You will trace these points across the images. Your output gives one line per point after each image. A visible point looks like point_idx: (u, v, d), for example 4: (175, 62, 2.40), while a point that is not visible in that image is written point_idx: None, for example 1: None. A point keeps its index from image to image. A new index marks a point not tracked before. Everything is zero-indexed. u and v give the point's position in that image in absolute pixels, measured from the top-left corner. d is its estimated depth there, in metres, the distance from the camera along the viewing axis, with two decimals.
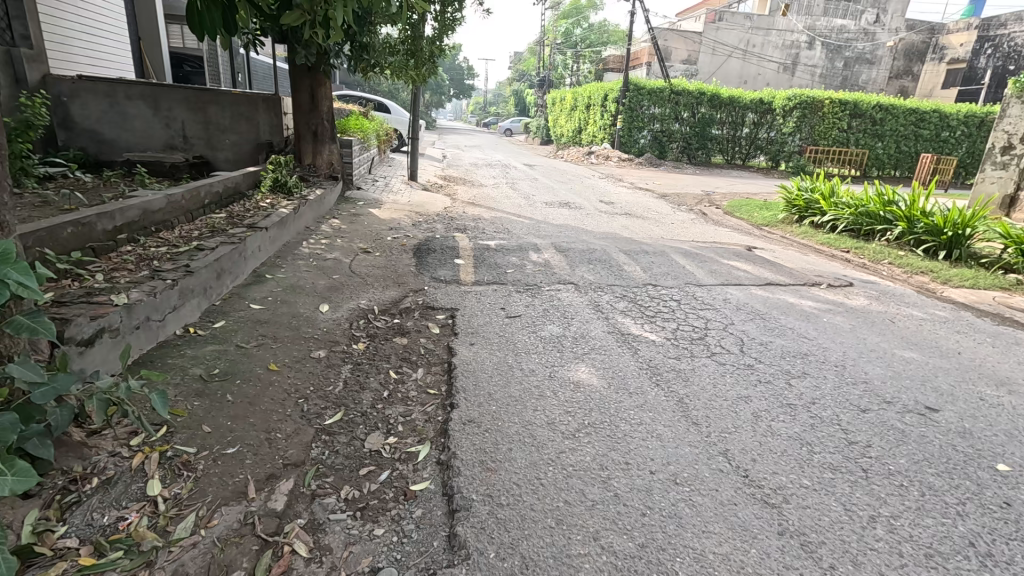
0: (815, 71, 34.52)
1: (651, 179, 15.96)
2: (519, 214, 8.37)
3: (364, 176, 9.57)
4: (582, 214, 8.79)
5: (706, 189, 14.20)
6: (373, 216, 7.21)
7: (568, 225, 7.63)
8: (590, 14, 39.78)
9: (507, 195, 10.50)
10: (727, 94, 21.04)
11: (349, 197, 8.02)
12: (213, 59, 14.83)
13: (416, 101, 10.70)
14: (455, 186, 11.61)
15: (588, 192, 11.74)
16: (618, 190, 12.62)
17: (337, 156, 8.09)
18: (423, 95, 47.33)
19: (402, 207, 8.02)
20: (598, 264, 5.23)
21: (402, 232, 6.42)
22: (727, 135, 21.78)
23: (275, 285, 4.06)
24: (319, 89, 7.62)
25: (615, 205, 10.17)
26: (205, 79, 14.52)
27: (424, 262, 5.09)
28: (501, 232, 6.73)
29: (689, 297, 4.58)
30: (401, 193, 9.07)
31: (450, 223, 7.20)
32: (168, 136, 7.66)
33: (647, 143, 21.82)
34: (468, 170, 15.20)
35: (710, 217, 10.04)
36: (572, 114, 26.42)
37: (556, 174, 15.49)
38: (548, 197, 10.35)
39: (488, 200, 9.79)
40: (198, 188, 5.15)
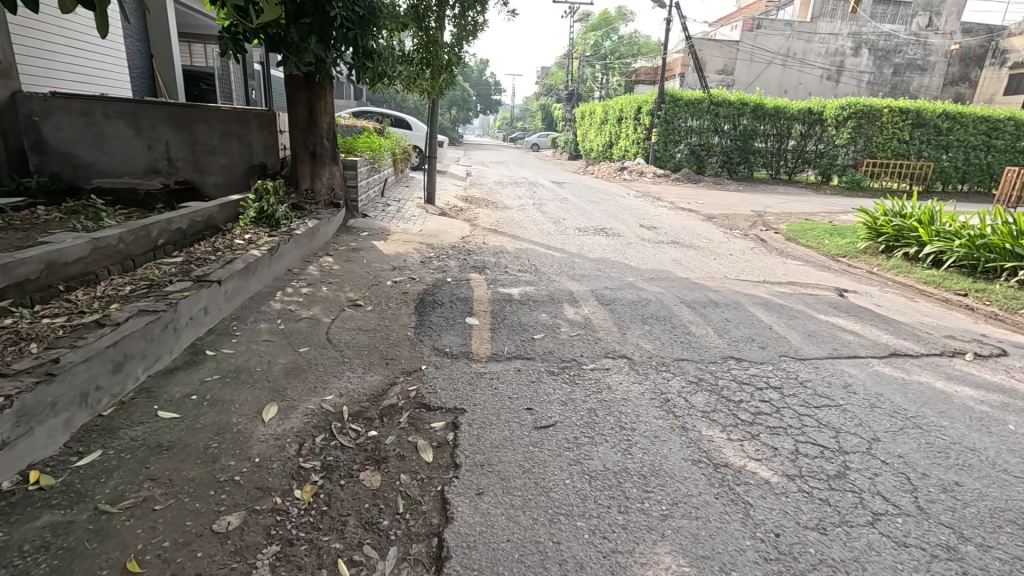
0: (862, 79, 32.54)
1: (692, 197, 14.59)
2: (550, 244, 7.19)
3: (373, 200, 8.51)
4: (622, 244, 7.56)
5: (757, 210, 12.72)
6: (377, 250, 6.10)
7: (608, 260, 6.40)
8: (620, 26, 38.82)
9: (535, 220, 9.33)
10: (772, 104, 19.54)
11: (352, 226, 6.96)
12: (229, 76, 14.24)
13: (435, 114, 9.62)
14: (476, 209, 10.50)
15: (626, 215, 10.46)
16: (659, 212, 11.30)
17: (339, 179, 7.06)
18: (450, 111, 47.11)
19: (412, 237, 6.91)
20: (654, 323, 3.99)
21: (407, 274, 5.27)
22: (771, 148, 20.24)
23: (214, 369, 2.92)
24: (317, 103, 6.61)
25: (659, 231, 8.86)
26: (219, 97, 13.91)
27: (427, 322, 3.90)
28: (528, 272, 5.54)
29: (790, 381, 3.26)
30: (414, 219, 7.97)
31: (466, 258, 6.03)
32: (150, 160, 6.76)
33: (684, 157, 20.42)
34: (492, 189, 14.13)
35: (772, 244, 8.61)
36: (602, 128, 25.26)
37: (588, 192, 14.28)
38: (582, 222, 9.12)
39: (513, 226, 8.64)
40: (148, 226, 4.13)
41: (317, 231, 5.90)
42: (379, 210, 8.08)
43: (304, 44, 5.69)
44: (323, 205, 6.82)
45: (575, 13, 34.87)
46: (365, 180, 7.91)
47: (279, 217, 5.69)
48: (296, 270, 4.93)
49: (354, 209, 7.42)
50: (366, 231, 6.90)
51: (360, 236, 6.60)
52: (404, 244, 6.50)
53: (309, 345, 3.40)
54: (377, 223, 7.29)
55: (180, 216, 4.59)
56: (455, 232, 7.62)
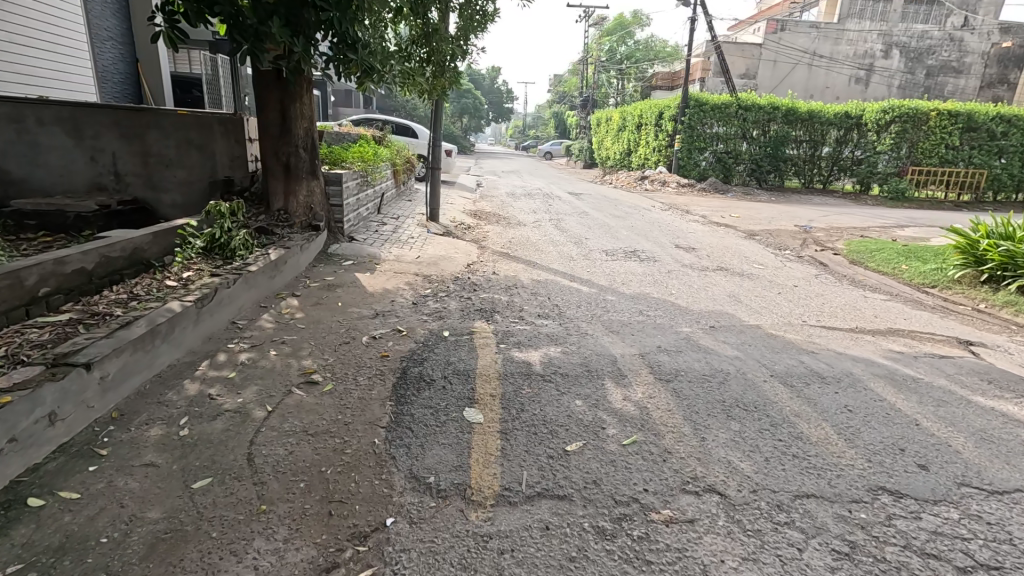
0: (893, 82, 30.93)
1: (724, 210, 13.26)
2: (574, 273, 5.92)
3: (366, 219, 7.32)
4: (660, 271, 6.27)
5: (801, 224, 11.34)
6: (359, 286, 4.87)
7: (648, 296, 5.12)
8: (636, 30, 37.70)
9: (553, 240, 8.11)
10: (806, 108, 18.19)
11: (334, 253, 5.74)
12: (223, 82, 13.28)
13: (439, 119, 8.42)
14: (486, 226, 9.29)
15: (656, 233, 9.17)
16: (693, 229, 9.98)
17: (321, 197, 5.88)
18: (461, 119, 46.29)
19: (407, 267, 5.68)
20: (745, 418, 2.68)
21: (392, 323, 4.03)
22: (804, 155, 18.91)
23: (20, 550, 1.69)
24: (291, 105, 5.46)
25: (700, 254, 7.54)
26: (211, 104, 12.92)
27: (408, 417, 2.62)
28: (550, 319, 4.28)
29: (1005, 547, 1.94)
30: (411, 242, 6.76)
31: (470, 297, 4.78)
32: (94, 175, 5.60)
33: (710, 165, 19.07)
34: (504, 202, 12.96)
35: (836, 269, 7.27)
36: (619, 135, 24.06)
37: (608, 205, 13.03)
38: (609, 243, 7.84)
39: (529, 249, 7.40)
40: (21, 272, 2.94)
41: (286, 262, 4.71)
42: (372, 231, 6.88)
43: (263, 29, 4.44)
44: (299, 228, 5.65)
45: (589, 17, 33.70)
46: (355, 195, 6.72)
47: (235, 248, 4.53)
48: (247, 321, 3.73)
49: (341, 233, 6.22)
50: (353, 259, 5.69)
51: (343, 267, 5.39)
52: (396, 277, 5.27)
53: (217, 471, 2.16)
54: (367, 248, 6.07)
55: (84, 253, 3.42)
56: (460, 258, 6.39)
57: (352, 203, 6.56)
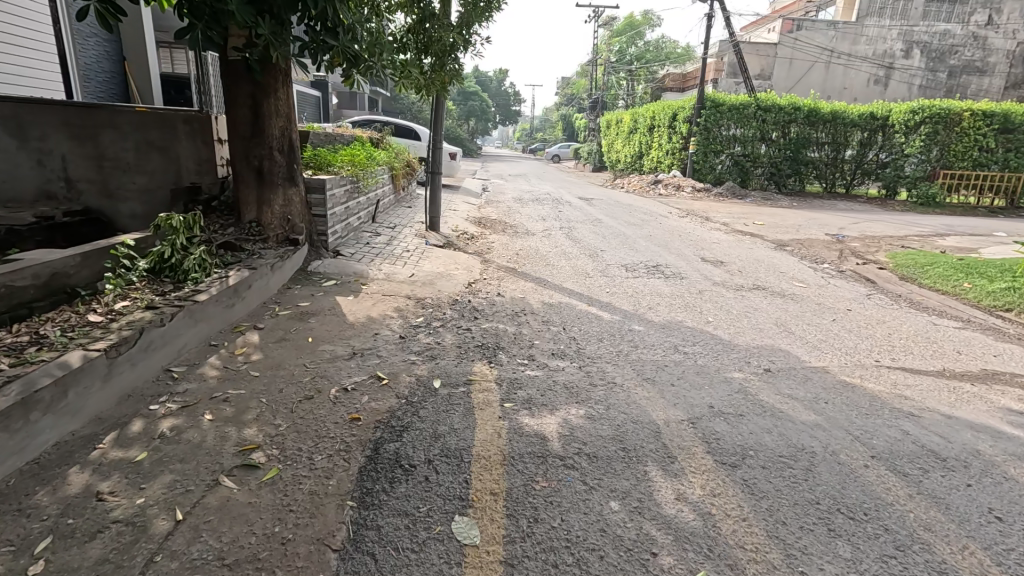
0: (914, 83, 29.89)
1: (746, 216, 12.44)
2: (590, 295, 5.13)
3: (357, 230, 6.56)
4: (689, 291, 5.47)
5: (832, 233, 10.47)
6: (338, 314, 4.09)
7: (682, 326, 4.33)
8: (647, 31, 36.94)
9: (565, 252, 7.33)
10: (829, 109, 17.35)
11: (313, 272, 4.97)
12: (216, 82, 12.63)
13: (441, 116, 7.64)
14: (491, 236, 8.52)
15: (677, 244, 8.38)
16: (717, 239, 9.16)
17: (301, 206, 5.14)
18: (468, 122, 45.67)
19: (399, 287, 4.90)
20: (856, 537, 1.86)
21: (371, 367, 3.24)
22: (826, 158, 18.06)
23: None
24: (263, 100, 4.71)
25: (730, 269, 6.73)
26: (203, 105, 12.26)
27: (371, 534, 1.83)
28: (566, 360, 3.49)
29: None
30: (406, 256, 5.99)
31: (470, 328, 3.99)
32: (42, 181, 4.75)
33: (726, 169, 18.20)
34: (512, 208, 12.21)
35: (885, 287, 6.44)
36: (630, 138, 23.29)
37: (622, 211, 12.25)
38: (627, 256, 7.05)
39: (538, 263, 6.62)
40: None
41: (250, 285, 3.95)
42: (363, 244, 6.13)
43: (220, 6, 3.70)
44: (274, 242, 4.91)
45: (599, 18, 32.96)
46: (343, 203, 5.95)
47: (189, 267, 3.78)
48: (187, 367, 2.96)
49: (325, 246, 5.46)
50: (335, 278, 4.92)
51: (323, 288, 4.63)
52: (384, 300, 4.49)
53: None
54: (354, 264, 5.31)
55: None
56: (460, 275, 5.61)
57: (339, 212, 5.81)
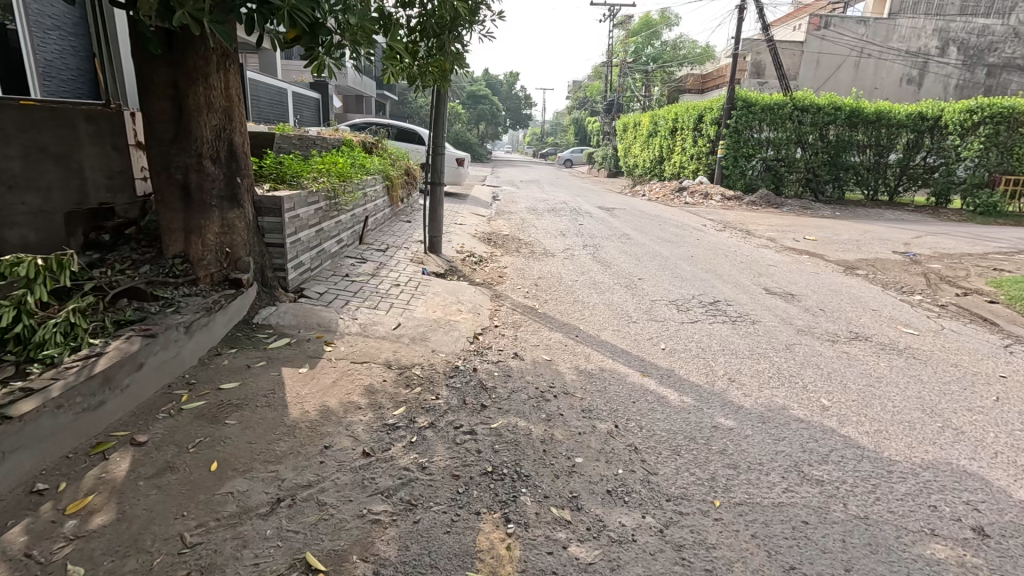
0: (950, 82, 28.14)
1: (791, 229, 11.00)
2: (641, 356, 3.74)
3: (333, 259, 5.23)
4: (772, 346, 4.06)
5: (898, 251, 9.02)
6: (277, 407, 2.72)
7: (790, 417, 2.92)
8: (664, 30, 35.41)
9: (596, 281, 5.96)
10: (873, 109, 15.93)
11: (259, 326, 3.62)
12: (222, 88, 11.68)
13: (442, 113, 6.32)
14: (503, 258, 7.16)
15: (728, 268, 6.96)
16: (772, 261, 7.72)
17: (247, 232, 3.79)
18: (478, 126, 44.37)
19: (376, 348, 3.53)
20: None
21: (300, 537, 1.87)
22: (868, 163, 16.69)
23: None
24: (188, 90, 3.37)
25: (809, 306, 5.30)
26: None
27: None
28: (633, 508, 2.11)
29: None
30: (394, 295, 4.62)
31: (474, 430, 2.61)
32: None
33: (758, 174, 16.73)
34: (526, 220, 10.87)
35: (1014, 331, 5.01)
36: (650, 141, 21.84)
37: (650, 224, 10.86)
38: (674, 288, 5.66)
39: (563, 298, 5.26)
40: None
41: (142, 363, 2.61)
42: (340, 278, 4.80)
43: None
44: (206, 284, 3.56)
45: (614, 17, 31.55)
46: (313, 226, 4.60)
47: (45, 337, 2.46)
48: None
49: (283, 285, 4.11)
50: (288, 335, 3.57)
51: (267, 355, 3.28)
52: (351, 374, 3.12)
53: None
54: (319, 309, 3.95)
55: None
56: (464, 321, 4.25)
57: (306, 238, 4.46)
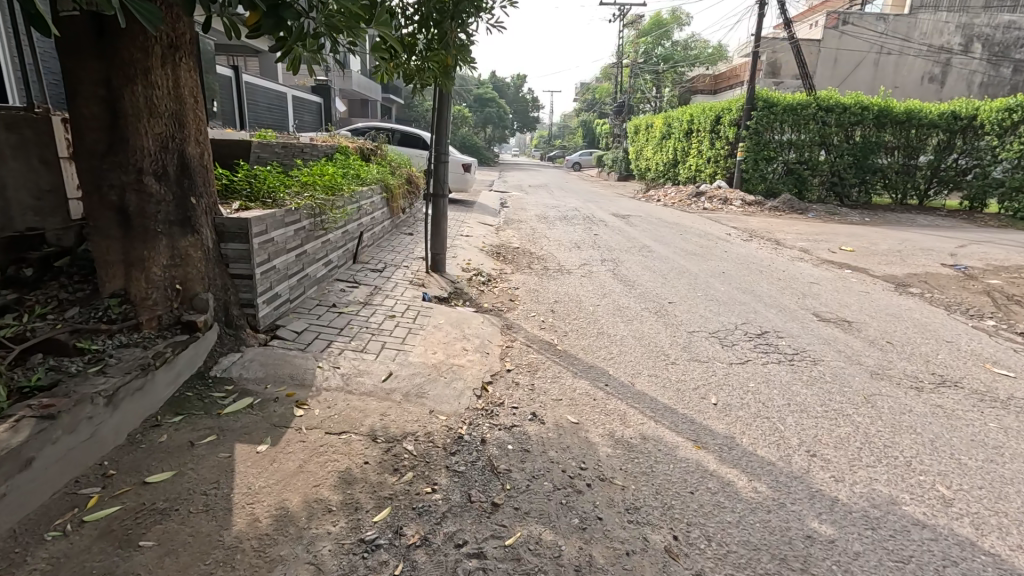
0: (975, 79, 27.13)
1: (823, 238, 10.23)
2: (690, 416, 3.02)
3: (318, 285, 4.55)
4: (847, 397, 3.32)
5: (946, 263, 8.24)
6: (216, 513, 2.01)
7: (905, 520, 2.18)
8: (675, 30, 34.62)
9: (620, 306, 5.24)
10: (902, 108, 15.11)
11: (217, 381, 2.93)
12: (223, 92, 11.11)
13: (445, 117, 5.66)
14: (514, 277, 6.47)
15: (767, 288, 6.21)
16: (812, 278, 6.96)
17: (204, 264, 3.10)
18: (485, 130, 43.76)
19: (359, 410, 2.82)
20: None
21: None
22: (896, 165, 15.85)
23: None
24: (123, 91, 2.70)
25: (871, 337, 4.55)
26: (219, 120, 10.77)
27: None
28: None
29: None
30: (388, 331, 3.91)
31: (483, 554, 1.89)
32: None
33: (780, 178, 15.94)
34: (537, 230, 10.18)
35: None
36: (663, 144, 21.08)
37: (671, 233, 10.11)
38: (711, 315, 4.93)
39: (584, 328, 4.55)
40: None
41: (32, 459, 1.91)
42: (324, 311, 4.10)
43: None
44: (152, 330, 2.88)
45: (624, 17, 30.82)
46: (292, 250, 3.91)
47: None
48: None
49: (251, 325, 3.41)
50: (251, 395, 2.86)
51: (218, 425, 2.57)
52: (322, 455, 2.42)
53: None
54: (294, 356, 3.25)
55: None
56: (470, 365, 3.54)
57: (283, 266, 3.77)
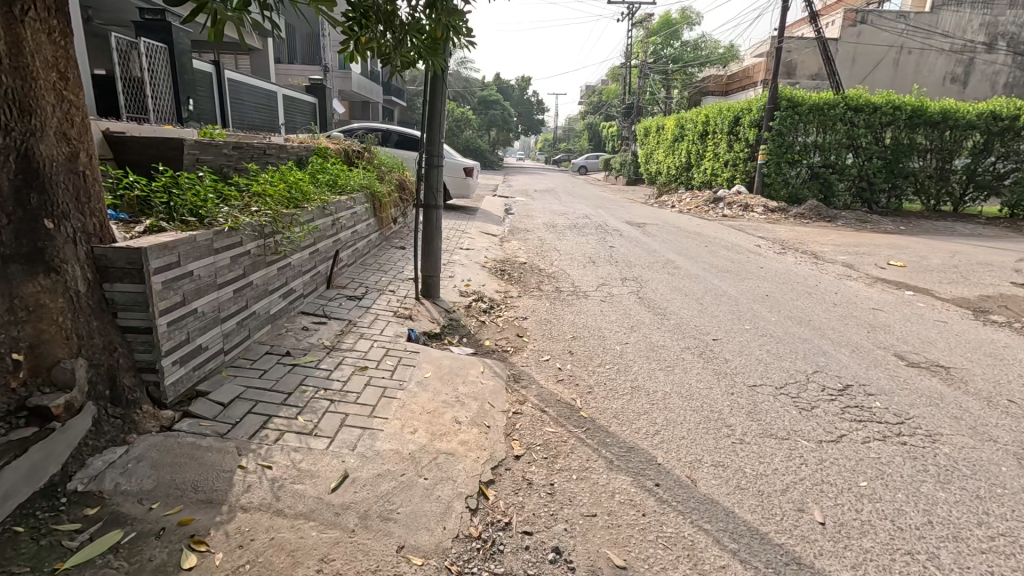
0: (998, 80, 26.16)
1: (864, 250, 9.20)
2: (792, 552, 2.01)
3: (272, 323, 3.57)
4: (1011, 508, 2.29)
5: (1016, 282, 7.19)
6: None
7: None
8: (685, 30, 33.63)
9: (654, 345, 4.23)
10: (938, 108, 14.07)
11: (76, 499, 1.92)
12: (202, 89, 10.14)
13: (438, 108, 4.67)
14: (522, 302, 5.47)
15: (825, 317, 5.18)
16: (871, 302, 5.94)
17: (70, 316, 2.12)
18: (489, 132, 42.87)
19: (289, 554, 1.82)
20: None
21: None
22: (929, 169, 14.80)
23: None
24: None
25: (984, 393, 3.53)
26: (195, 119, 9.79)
27: None
28: None
29: None
30: (355, 393, 2.91)
31: None
32: None
33: (804, 182, 14.90)
34: (546, 241, 9.19)
35: None
36: (676, 147, 20.06)
37: (695, 245, 9.08)
38: (771, 359, 3.92)
39: (614, 379, 3.55)
40: None
41: None
42: (270, 364, 3.10)
43: None
44: None
45: (632, 16, 29.85)
46: (227, 286, 2.92)
47: None
48: None
49: (154, 398, 2.41)
50: (122, 527, 1.85)
51: None
52: None
53: None
54: (207, 448, 2.24)
55: None
56: (464, 451, 2.54)
57: (211, 309, 2.78)
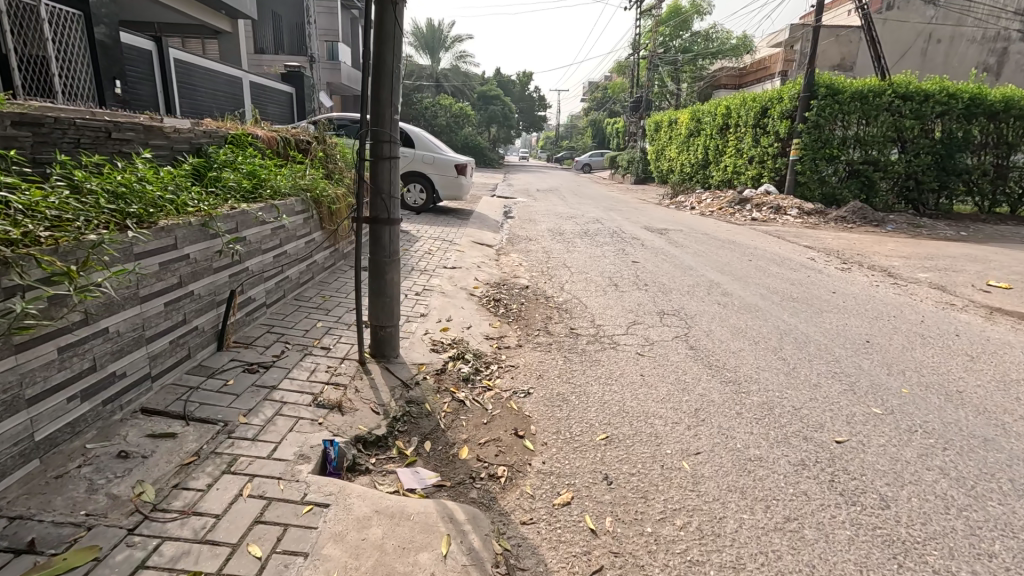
0: None
1: (943, 266, 7.46)
2: None
3: (42, 457, 1.88)
4: None
5: None
6: None
7: None
8: (695, 21, 31.86)
9: (744, 460, 2.51)
10: (998, 97, 12.33)
11: None
12: (137, 71, 8.44)
13: (389, 61, 2.96)
14: (524, 357, 3.76)
15: (980, 384, 3.45)
16: (1013, 351, 4.20)
17: None
18: (489, 129, 41.23)
19: None
20: None
21: None
22: (985, 165, 13.01)
23: None
24: None
25: None
26: (127, 107, 8.05)
27: None
28: None
29: None
30: None
31: None
32: None
33: (841, 181, 13.15)
34: (553, 254, 7.47)
35: None
36: (691, 143, 18.35)
37: (737, 260, 7.36)
38: (963, 500, 2.21)
39: (698, 568, 1.84)
40: None
41: None
42: None
43: None
44: None
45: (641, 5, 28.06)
46: None
47: None
48: None
49: None
50: None
51: None
52: None
53: None
54: None
55: None
56: None
57: None
